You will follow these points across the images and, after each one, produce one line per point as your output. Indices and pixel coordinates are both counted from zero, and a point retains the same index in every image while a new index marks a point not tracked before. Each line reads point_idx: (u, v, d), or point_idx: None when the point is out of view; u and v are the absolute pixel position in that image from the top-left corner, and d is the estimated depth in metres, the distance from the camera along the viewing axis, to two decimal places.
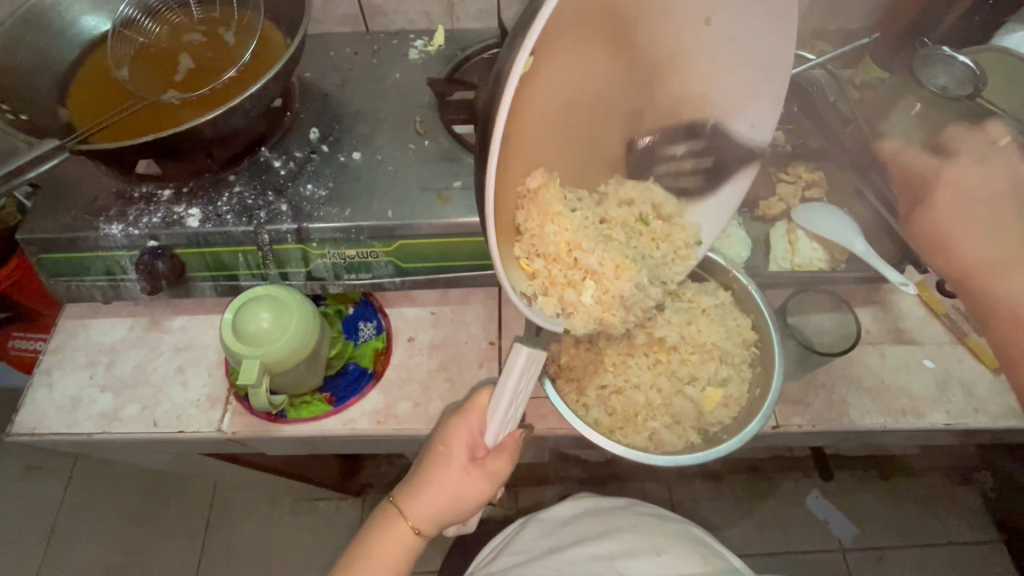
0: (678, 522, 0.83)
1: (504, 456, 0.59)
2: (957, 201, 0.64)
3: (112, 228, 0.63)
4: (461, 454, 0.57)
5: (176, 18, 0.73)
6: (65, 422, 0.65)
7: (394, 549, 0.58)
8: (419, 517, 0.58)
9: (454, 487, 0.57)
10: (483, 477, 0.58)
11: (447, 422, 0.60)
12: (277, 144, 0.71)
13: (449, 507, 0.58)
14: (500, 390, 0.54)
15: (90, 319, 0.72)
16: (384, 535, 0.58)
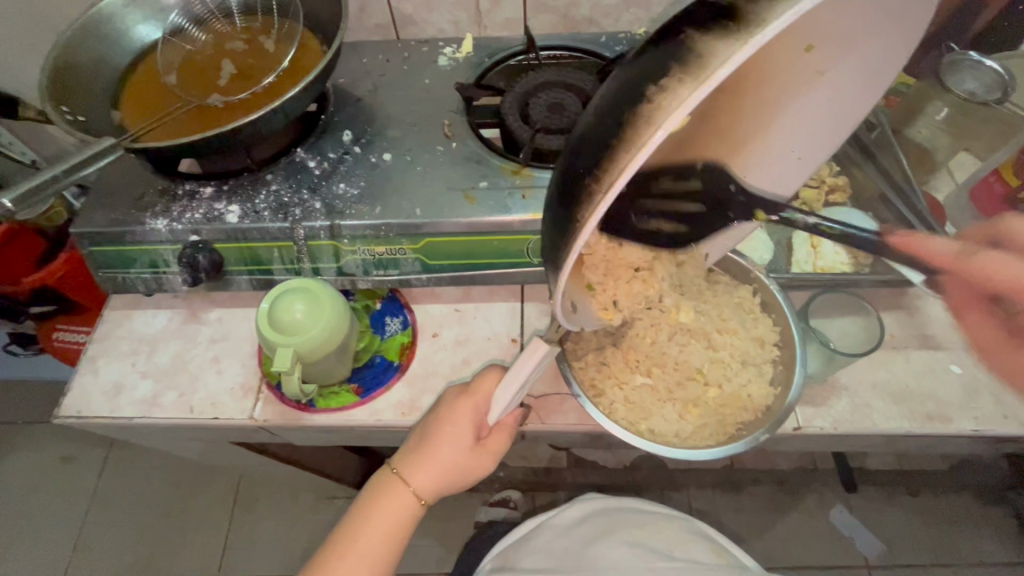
0: (683, 517, 0.84)
1: (504, 433, 0.60)
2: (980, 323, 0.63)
3: (158, 223, 0.67)
4: (470, 435, 0.57)
5: (220, 27, 0.77)
6: (108, 406, 0.68)
7: (393, 517, 0.57)
8: (421, 488, 0.57)
9: (458, 466, 0.57)
10: (487, 456, 0.59)
11: (452, 400, 0.59)
12: (312, 146, 0.74)
13: (452, 480, 0.58)
14: (513, 372, 0.54)
15: (133, 311, 0.76)
16: (381, 506, 0.57)
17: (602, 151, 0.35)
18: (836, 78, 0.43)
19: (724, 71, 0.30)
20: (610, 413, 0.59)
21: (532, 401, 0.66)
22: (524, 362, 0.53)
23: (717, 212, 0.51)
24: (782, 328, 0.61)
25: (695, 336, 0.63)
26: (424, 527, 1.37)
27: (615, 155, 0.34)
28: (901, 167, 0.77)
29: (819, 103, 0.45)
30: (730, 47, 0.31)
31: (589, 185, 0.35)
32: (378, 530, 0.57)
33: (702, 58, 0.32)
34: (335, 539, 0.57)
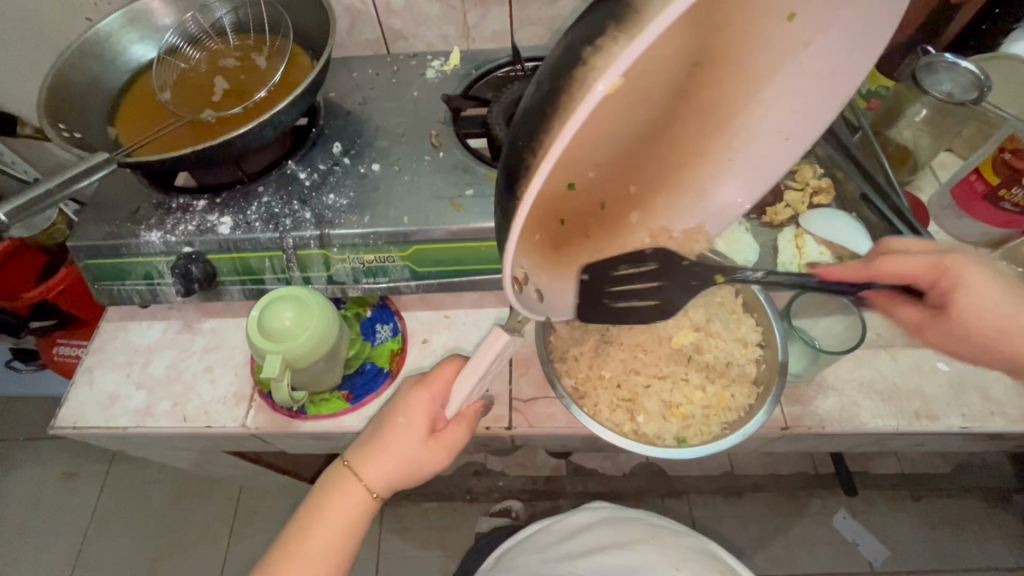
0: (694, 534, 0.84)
1: (462, 427, 0.59)
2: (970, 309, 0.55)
3: (152, 236, 0.69)
4: (424, 426, 0.56)
5: (214, 45, 0.80)
6: (103, 416, 0.69)
7: (344, 509, 0.57)
8: (370, 478, 0.56)
9: (411, 455, 0.56)
10: (441, 449, 0.57)
11: (407, 392, 0.59)
12: (302, 158, 0.75)
13: (404, 475, 0.57)
14: (474, 360, 0.55)
15: (129, 322, 0.77)
16: (334, 498, 0.57)
17: (541, 122, 0.35)
18: (821, 51, 0.42)
19: (659, 23, 0.30)
20: (596, 414, 0.59)
21: (521, 405, 0.67)
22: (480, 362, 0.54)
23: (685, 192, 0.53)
24: (765, 328, 0.62)
25: (683, 337, 0.62)
26: (424, 538, 1.36)
27: (549, 128, 0.34)
28: (884, 168, 0.77)
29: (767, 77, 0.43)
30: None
31: (527, 160, 0.36)
32: (328, 524, 0.56)
33: (638, 11, 0.32)
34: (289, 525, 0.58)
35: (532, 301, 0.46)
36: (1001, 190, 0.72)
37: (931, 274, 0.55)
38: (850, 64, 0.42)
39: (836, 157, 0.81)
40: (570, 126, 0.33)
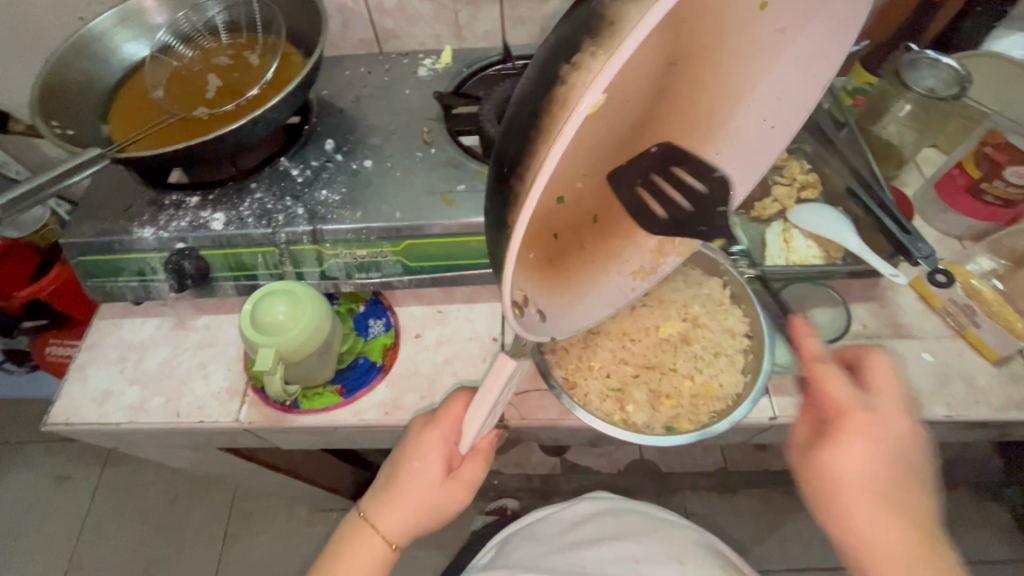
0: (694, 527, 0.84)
1: (477, 461, 0.60)
2: (867, 443, 0.48)
3: (145, 232, 0.69)
4: (439, 467, 0.57)
5: (207, 44, 0.80)
6: (96, 413, 0.70)
7: (365, 563, 0.57)
8: (387, 529, 0.57)
9: (428, 500, 0.57)
10: (460, 487, 0.58)
11: (420, 432, 0.59)
12: (295, 155, 0.76)
13: (424, 520, 0.58)
14: (483, 398, 0.54)
15: (121, 319, 0.77)
16: (354, 551, 0.58)
17: (525, 143, 0.35)
18: (796, 35, 0.43)
19: (637, 33, 0.31)
20: (586, 404, 0.60)
21: (512, 397, 0.68)
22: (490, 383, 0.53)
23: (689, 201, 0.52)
24: (751, 318, 0.62)
25: (670, 327, 0.63)
26: (419, 538, 1.36)
27: (535, 150, 0.35)
28: (869, 162, 0.78)
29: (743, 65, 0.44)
30: (637, 9, 0.32)
31: (515, 186, 0.36)
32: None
33: (613, 25, 0.33)
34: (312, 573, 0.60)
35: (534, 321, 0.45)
36: (982, 183, 0.74)
37: (833, 409, 0.51)
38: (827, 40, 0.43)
39: (822, 153, 0.82)
40: (557, 148, 0.33)
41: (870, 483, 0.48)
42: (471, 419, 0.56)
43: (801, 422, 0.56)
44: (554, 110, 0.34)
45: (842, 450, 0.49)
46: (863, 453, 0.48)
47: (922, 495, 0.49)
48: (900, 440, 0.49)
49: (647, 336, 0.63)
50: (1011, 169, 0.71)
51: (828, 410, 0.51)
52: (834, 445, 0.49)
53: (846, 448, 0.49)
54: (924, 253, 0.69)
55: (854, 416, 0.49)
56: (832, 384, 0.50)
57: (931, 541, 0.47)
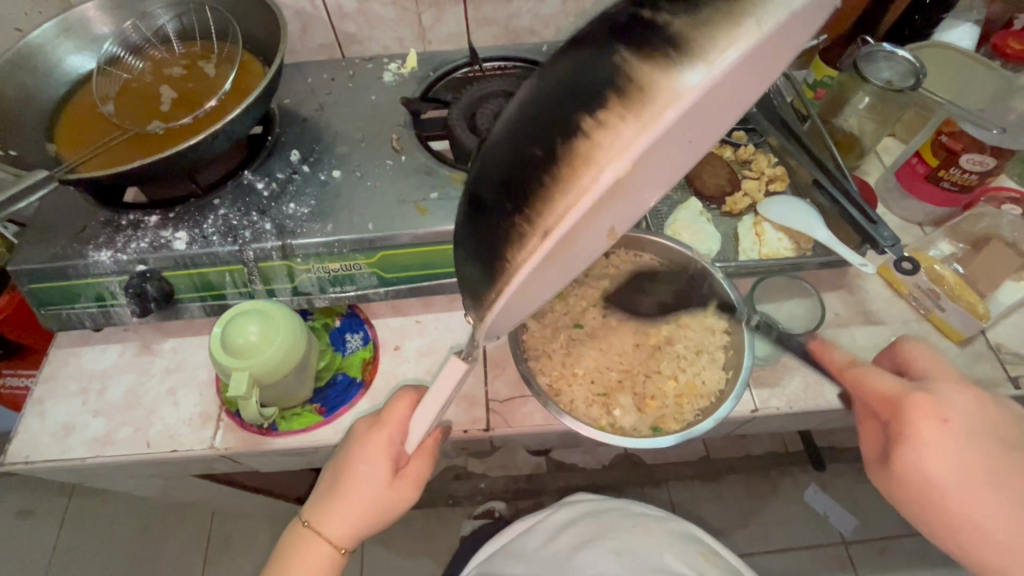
0: (676, 519, 0.85)
1: (423, 459, 0.58)
2: (943, 442, 0.47)
3: (101, 255, 0.65)
4: (385, 469, 0.55)
5: (158, 54, 0.77)
6: (59, 448, 0.66)
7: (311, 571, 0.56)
8: (333, 532, 0.55)
9: (374, 504, 0.55)
10: (407, 486, 0.57)
11: (365, 435, 0.57)
12: (259, 168, 0.73)
13: (370, 522, 0.56)
14: (430, 398, 0.52)
15: (81, 348, 0.73)
16: (301, 560, 0.56)
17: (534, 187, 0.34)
18: None
19: (671, 109, 0.30)
20: (571, 410, 0.58)
21: (497, 405, 0.68)
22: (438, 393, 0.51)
23: None
24: (729, 314, 0.62)
25: (653, 330, 0.62)
26: (408, 546, 1.35)
27: (547, 196, 0.33)
28: (832, 153, 0.81)
29: None
30: (674, 79, 0.30)
31: (521, 227, 0.34)
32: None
33: (641, 89, 0.31)
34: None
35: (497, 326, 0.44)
36: (940, 171, 0.75)
37: (887, 404, 0.51)
38: None
39: (788, 146, 0.85)
40: (578, 206, 0.32)
41: (983, 470, 0.46)
42: (416, 420, 0.53)
43: (867, 424, 0.55)
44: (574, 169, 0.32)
45: (922, 447, 0.48)
46: (949, 441, 0.47)
47: (1021, 469, 0.47)
48: (980, 427, 0.48)
49: (630, 340, 0.62)
50: (967, 156, 0.73)
51: (898, 479, 0.50)
52: (912, 447, 0.48)
53: (923, 448, 0.48)
54: (890, 241, 0.71)
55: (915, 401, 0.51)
56: (873, 377, 0.52)
57: (1022, 481, 0.46)
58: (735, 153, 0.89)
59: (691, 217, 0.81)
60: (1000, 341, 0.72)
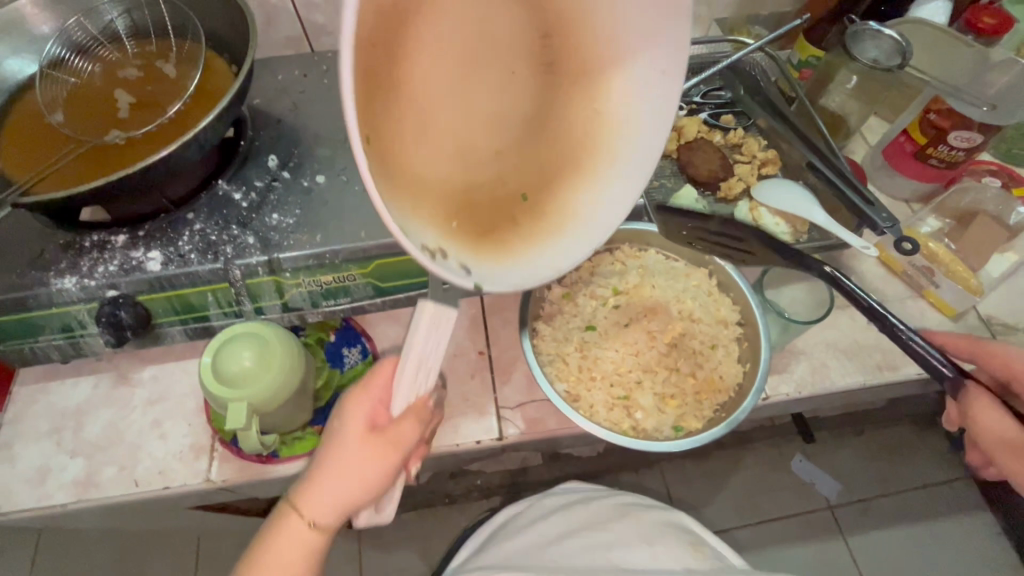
0: (666, 508, 0.86)
1: (412, 425, 0.49)
2: None
3: (66, 282, 0.59)
4: (362, 425, 0.50)
5: (108, 54, 0.70)
6: (34, 496, 0.60)
7: (290, 554, 0.50)
8: (308, 510, 0.50)
9: (353, 466, 0.49)
10: (391, 451, 0.49)
11: (346, 400, 0.52)
12: (234, 176, 0.68)
13: (355, 494, 0.49)
14: (406, 349, 0.46)
15: (47, 383, 0.67)
16: (280, 543, 0.50)
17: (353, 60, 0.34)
18: None
19: None
20: (592, 415, 0.57)
21: (509, 412, 0.66)
22: (436, 336, 0.45)
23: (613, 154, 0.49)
24: (742, 306, 0.61)
25: (671, 329, 0.61)
26: (406, 549, 1.32)
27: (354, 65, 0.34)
28: (822, 134, 0.81)
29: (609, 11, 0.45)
30: None
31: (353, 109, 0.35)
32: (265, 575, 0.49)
33: None
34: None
35: (455, 271, 0.42)
36: (928, 149, 0.76)
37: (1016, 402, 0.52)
38: None
39: (778, 128, 0.85)
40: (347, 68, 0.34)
41: None
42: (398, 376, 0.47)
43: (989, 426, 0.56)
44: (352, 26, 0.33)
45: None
46: None
47: None
48: None
49: (647, 342, 0.60)
50: (955, 134, 0.73)
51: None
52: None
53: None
54: (888, 222, 0.71)
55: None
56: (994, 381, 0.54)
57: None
58: (725, 137, 0.88)
59: (687, 205, 0.80)
60: (990, 313, 0.74)
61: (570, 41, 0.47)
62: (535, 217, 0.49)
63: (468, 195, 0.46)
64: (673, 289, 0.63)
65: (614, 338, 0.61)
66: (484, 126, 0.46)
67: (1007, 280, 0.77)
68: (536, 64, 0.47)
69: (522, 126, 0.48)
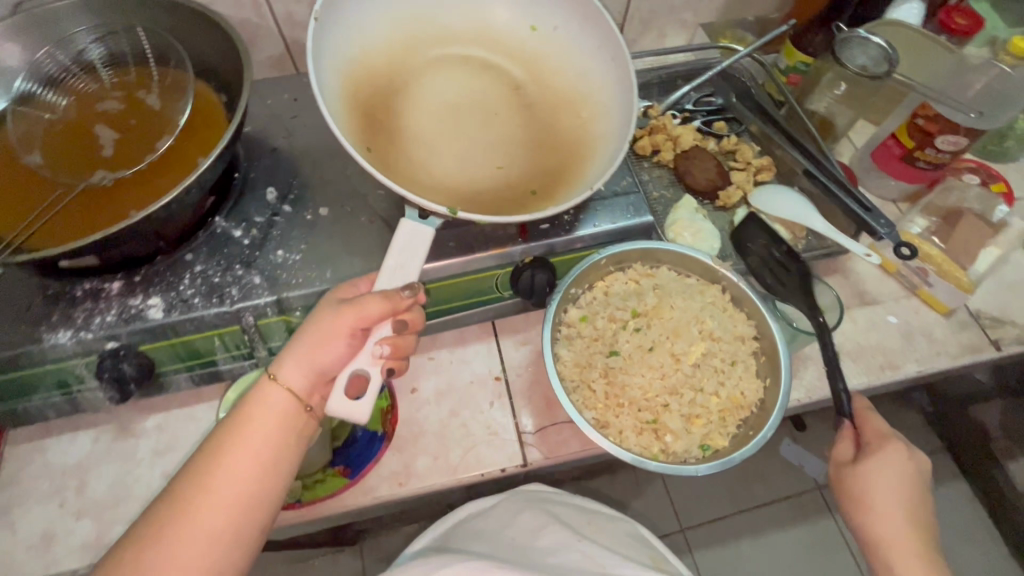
0: (629, 520, 0.85)
1: (379, 304, 0.50)
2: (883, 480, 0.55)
3: (60, 336, 0.56)
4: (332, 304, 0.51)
5: (83, 85, 0.65)
6: (41, 564, 0.57)
7: (265, 414, 0.48)
8: (283, 371, 0.49)
9: (326, 329, 0.49)
10: (363, 313, 0.49)
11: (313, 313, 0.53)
12: (232, 212, 0.65)
13: (326, 361, 0.49)
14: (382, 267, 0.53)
15: (44, 441, 0.63)
16: (253, 410, 0.48)
17: (367, 125, 0.60)
18: (567, 29, 0.68)
19: None
20: (621, 441, 0.58)
21: (531, 438, 0.66)
22: (411, 264, 0.53)
23: (596, 141, 0.62)
24: (757, 321, 0.63)
25: (693, 349, 0.62)
26: None
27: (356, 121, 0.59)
28: (813, 138, 0.83)
29: (557, 66, 0.69)
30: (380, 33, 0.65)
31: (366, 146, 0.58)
32: (224, 495, 0.45)
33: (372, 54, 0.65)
34: (154, 559, 0.43)
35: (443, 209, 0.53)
36: (915, 152, 0.79)
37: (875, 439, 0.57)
38: (593, 27, 0.66)
39: (770, 134, 0.86)
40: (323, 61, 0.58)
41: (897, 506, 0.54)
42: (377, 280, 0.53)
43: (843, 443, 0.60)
44: (355, 106, 0.60)
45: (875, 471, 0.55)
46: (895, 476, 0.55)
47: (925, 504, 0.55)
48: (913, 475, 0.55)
49: (669, 364, 0.62)
50: (942, 138, 0.76)
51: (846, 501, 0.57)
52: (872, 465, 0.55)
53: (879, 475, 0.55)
54: (885, 227, 0.74)
55: (894, 445, 0.55)
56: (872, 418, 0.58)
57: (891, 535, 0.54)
58: (718, 144, 0.88)
59: (689, 216, 0.81)
60: (979, 308, 0.78)
61: (537, 89, 0.69)
62: (546, 187, 0.61)
63: (478, 185, 0.61)
64: (691, 304, 0.64)
65: (637, 360, 0.62)
66: (486, 148, 0.64)
67: (993, 274, 0.80)
68: (515, 108, 0.68)
69: (517, 146, 0.65)
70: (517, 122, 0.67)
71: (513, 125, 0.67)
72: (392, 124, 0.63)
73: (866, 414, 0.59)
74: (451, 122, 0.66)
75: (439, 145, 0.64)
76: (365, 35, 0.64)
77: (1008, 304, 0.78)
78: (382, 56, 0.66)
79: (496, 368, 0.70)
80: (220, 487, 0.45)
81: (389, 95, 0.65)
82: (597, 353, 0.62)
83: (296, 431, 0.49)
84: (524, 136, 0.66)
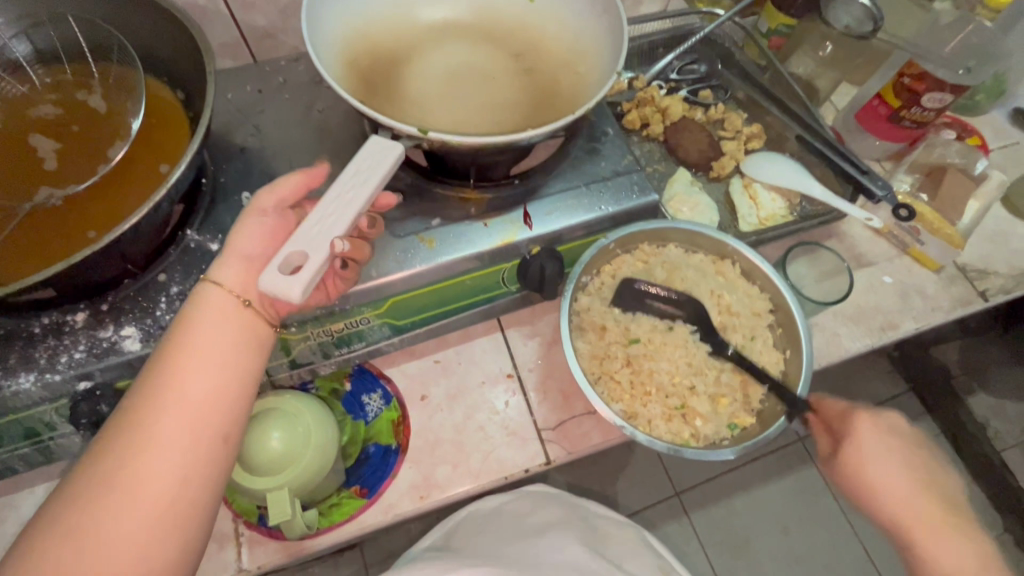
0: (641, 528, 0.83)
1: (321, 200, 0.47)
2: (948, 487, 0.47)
3: (22, 382, 0.49)
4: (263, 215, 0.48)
5: (11, 90, 0.57)
6: None
7: (209, 320, 0.42)
8: (215, 272, 0.45)
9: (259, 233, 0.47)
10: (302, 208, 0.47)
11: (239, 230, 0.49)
12: (204, 223, 0.58)
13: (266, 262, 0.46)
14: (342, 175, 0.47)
15: (14, 496, 0.56)
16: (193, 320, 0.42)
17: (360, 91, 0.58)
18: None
19: None
20: (650, 430, 0.58)
21: (552, 434, 0.63)
22: (377, 168, 0.48)
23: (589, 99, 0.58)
24: (771, 293, 0.63)
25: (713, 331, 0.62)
26: None
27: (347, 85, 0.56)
28: (802, 102, 0.82)
29: (552, 33, 0.64)
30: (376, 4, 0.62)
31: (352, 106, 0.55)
32: (188, 403, 0.39)
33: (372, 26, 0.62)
34: (106, 496, 0.35)
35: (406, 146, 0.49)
36: (901, 110, 0.79)
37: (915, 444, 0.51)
38: None
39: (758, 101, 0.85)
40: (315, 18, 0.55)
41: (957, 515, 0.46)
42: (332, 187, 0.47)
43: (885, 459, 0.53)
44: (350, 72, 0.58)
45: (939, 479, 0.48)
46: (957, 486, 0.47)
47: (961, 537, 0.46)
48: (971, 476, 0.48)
49: (692, 350, 0.61)
50: (929, 96, 0.76)
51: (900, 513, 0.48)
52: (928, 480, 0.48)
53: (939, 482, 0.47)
54: (882, 190, 0.74)
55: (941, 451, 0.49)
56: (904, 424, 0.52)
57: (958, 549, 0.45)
58: (704, 114, 0.87)
59: (686, 189, 0.79)
60: (967, 261, 0.80)
61: (537, 51, 0.64)
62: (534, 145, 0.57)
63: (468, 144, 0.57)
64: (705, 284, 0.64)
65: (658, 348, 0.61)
66: (480, 108, 0.61)
67: (976, 228, 0.82)
68: (512, 69, 0.64)
69: (510, 104, 0.61)
70: (514, 86, 0.63)
71: (510, 89, 0.63)
72: (390, 91, 0.60)
73: (891, 420, 0.53)
74: (448, 89, 0.62)
75: (432, 112, 0.60)
76: (362, 8, 0.61)
77: (992, 255, 0.80)
78: (385, 32, 0.63)
79: (506, 365, 0.67)
80: (171, 400, 0.38)
81: (388, 62, 0.62)
82: (616, 343, 0.61)
83: (249, 330, 0.44)
84: (521, 101, 0.62)
